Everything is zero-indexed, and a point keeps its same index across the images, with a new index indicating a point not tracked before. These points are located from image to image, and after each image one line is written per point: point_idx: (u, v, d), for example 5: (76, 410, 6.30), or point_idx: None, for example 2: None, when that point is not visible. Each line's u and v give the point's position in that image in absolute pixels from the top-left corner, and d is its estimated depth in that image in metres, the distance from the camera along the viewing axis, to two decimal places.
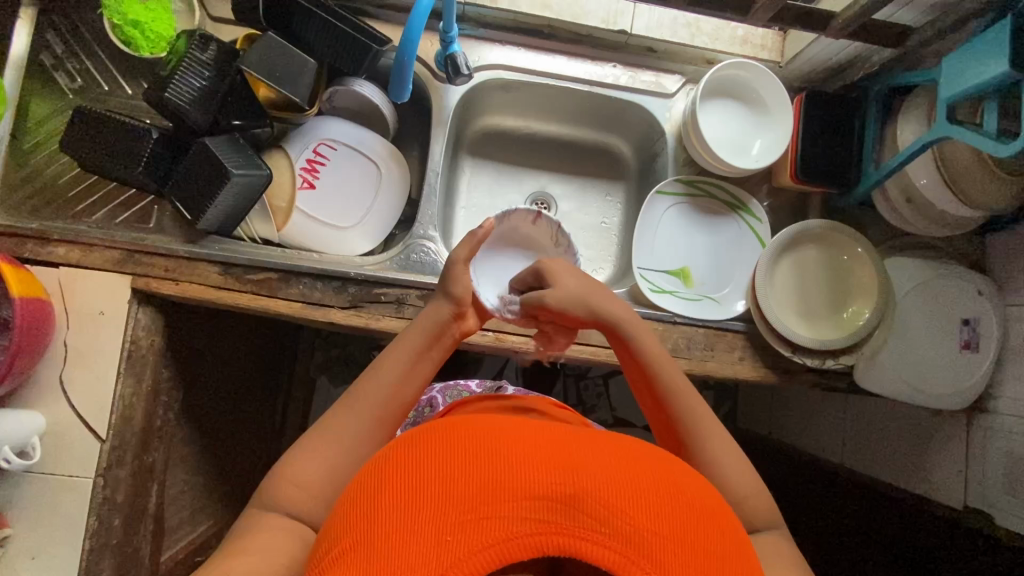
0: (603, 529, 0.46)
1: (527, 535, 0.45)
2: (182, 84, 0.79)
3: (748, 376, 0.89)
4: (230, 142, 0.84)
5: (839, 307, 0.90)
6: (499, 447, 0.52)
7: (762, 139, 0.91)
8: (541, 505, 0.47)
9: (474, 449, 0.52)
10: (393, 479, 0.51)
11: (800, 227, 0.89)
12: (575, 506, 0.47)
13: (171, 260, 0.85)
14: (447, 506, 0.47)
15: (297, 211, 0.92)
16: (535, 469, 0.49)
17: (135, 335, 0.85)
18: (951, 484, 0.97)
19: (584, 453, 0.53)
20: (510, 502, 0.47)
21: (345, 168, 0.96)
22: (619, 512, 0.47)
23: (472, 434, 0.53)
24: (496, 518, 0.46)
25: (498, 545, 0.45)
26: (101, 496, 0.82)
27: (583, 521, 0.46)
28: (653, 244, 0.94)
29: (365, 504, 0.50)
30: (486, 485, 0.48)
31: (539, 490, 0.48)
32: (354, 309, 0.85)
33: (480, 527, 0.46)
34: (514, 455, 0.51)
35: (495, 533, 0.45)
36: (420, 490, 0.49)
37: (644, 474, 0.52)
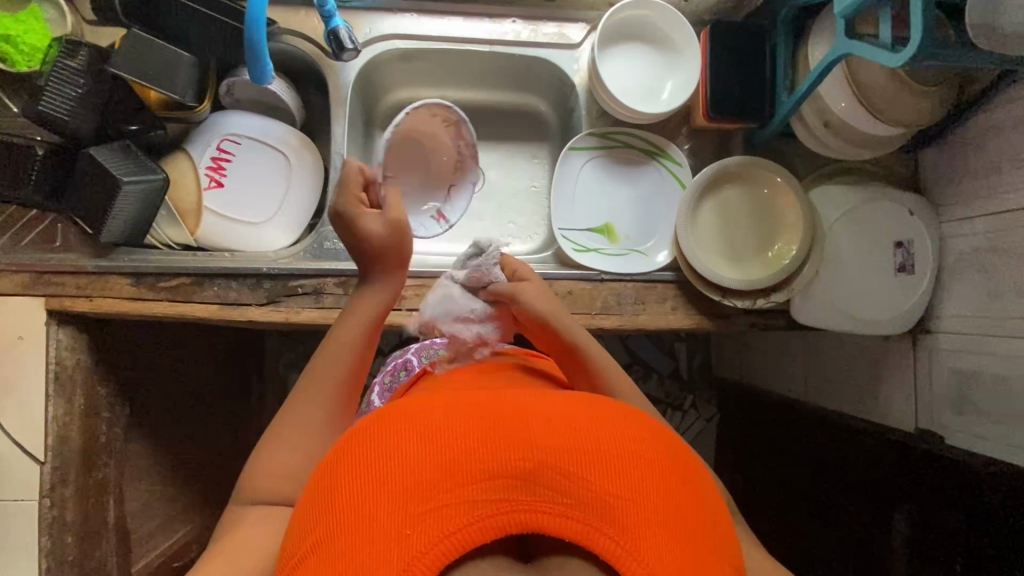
0: (564, 500, 0.46)
1: (489, 517, 0.45)
2: (57, 95, 0.77)
3: (682, 325, 0.87)
4: (121, 150, 0.82)
5: (764, 246, 0.88)
6: (453, 424, 0.49)
7: (672, 80, 0.88)
8: (500, 484, 0.46)
9: (427, 426, 0.49)
10: (346, 467, 0.48)
11: (716, 166, 0.86)
12: (535, 481, 0.46)
13: (81, 277, 0.84)
14: (402, 495, 0.45)
15: (207, 212, 0.90)
16: (492, 445, 0.48)
17: (58, 356, 0.84)
18: (903, 409, 0.96)
19: (544, 420, 0.51)
20: (468, 484, 0.46)
21: (252, 162, 0.94)
22: (580, 479, 0.47)
23: (424, 413, 0.50)
24: (456, 504, 0.45)
25: (460, 532, 0.44)
26: (50, 515, 0.83)
27: (546, 495, 0.46)
28: (574, 203, 0.91)
29: (318, 499, 0.48)
30: (441, 468, 0.46)
31: (497, 468, 0.47)
32: (272, 305, 0.85)
33: (440, 515, 0.44)
34: (468, 433, 0.49)
35: (456, 519, 0.44)
36: (375, 479, 0.46)
37: (608, 433, 0.51)
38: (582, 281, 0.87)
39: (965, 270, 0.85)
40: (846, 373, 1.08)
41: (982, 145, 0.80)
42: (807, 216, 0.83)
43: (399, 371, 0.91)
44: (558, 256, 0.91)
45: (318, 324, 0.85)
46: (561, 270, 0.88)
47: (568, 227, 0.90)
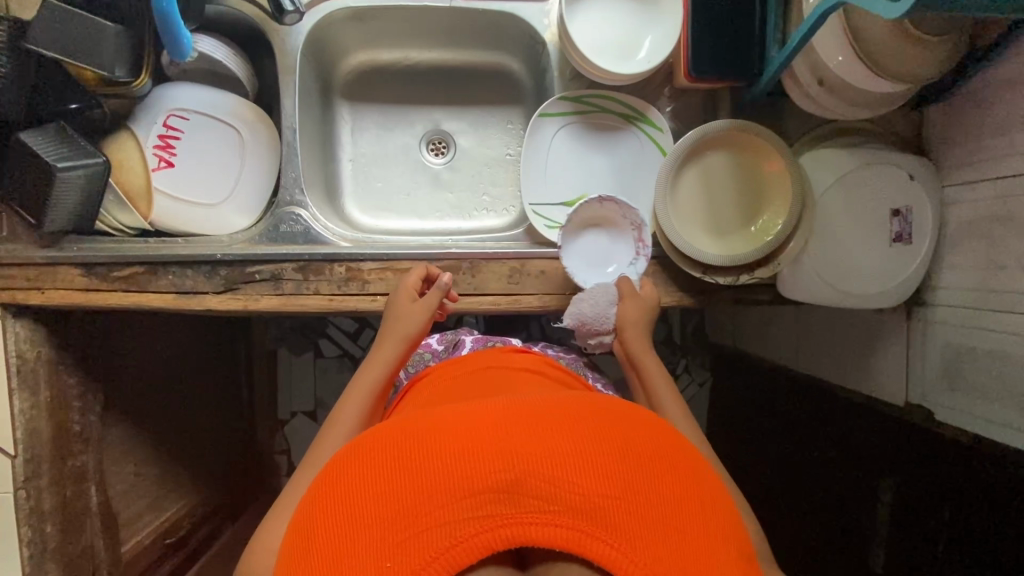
0: (551, 508, 0.43)
1: (474, 535, 0.42)
2: None
3: (660, 303, 0.83)
4: (58, 132, 0.77)
5: (749, 219, 0.82)
6: (430, 442, 0.47)
7: (651, 36, 0.79)
8: (483, 498, 0.43)
9: (404, 450, 0.47)
10: (326, 503, 0.46)
11: (700, 131, 0.79)
12: (519, 492, 0.43)
13: (31, 268, 0.80)
14: (381, 527, 0.43)
15: (158, 194, 0.85)
16: (470, 458, 0.45)
17: (17, 349, 0.83)
18: (892, 382, 0.93)
19: (526, 426, 0.48)
20: (448, 504, 0.43)
21: (203, 139, 0.88)
22: (567, 485, 0.44)
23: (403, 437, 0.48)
24: (437, 526, 0.42)
25: (445, 555, 0.41)
26: (27, 506, 0.85)
27: (532, 505, 0.43)
28: (547, 175, 0.85)
29: (301, 538, 0.46)
30: (419, 491, 0.44)
31: (477, 483, 0.44)
32: (230, 293, 0.81)
33: (421, 540, 0.42)
34: (445, 450, 0.46)
35: (439, 541, 0.42)
36: (354, 514, 0.44)
37: (594, 432, 0.47)
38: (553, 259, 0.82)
39: (967, 239, 0.78)
40: (838, 343, 1.04)
41: (992, 101, 0.72)
42: (797, 184, 0.76)
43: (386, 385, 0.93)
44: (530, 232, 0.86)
45: (279, 311, 0.81)
46: (532, 248, 0.84)
47: (539, 201, 0.84)
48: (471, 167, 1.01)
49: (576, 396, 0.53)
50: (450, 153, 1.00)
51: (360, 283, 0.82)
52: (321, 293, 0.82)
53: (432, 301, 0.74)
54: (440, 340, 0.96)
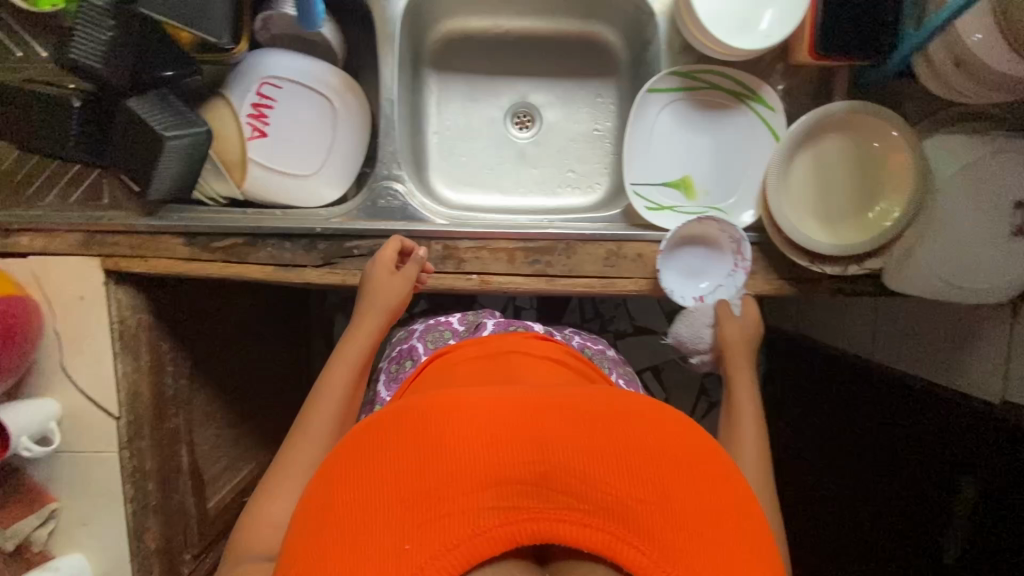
0: (580, 507, 0.42)
1: (498, 527, 0.40)
2: (86, 39, 0.69)
3: (760, 291, 0.81)
4: (161, 100, 0.76)
5: (864, 206, 0.78)
6: (458, 424, 0.45)
7: (775, 8, 0.75)
8: (510, 490, 0.42)
9: (430, 427, 0.45)
10: (345, 471, 0.44)
11: (822, 111, 0.75)
12: (548, 485, 0.42)
13: (134, 236, 0.81)
14: (403, 504, 0.40)
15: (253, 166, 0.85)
16: (500, 446, 0.43)
17: (121, 315, 0.84)
18: (988, 378, 0.90)
19: (556, 418, 0.46)
20: (473, 491, 0.41)
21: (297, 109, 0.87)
22: (598, 483, 0.42)
23: (425, 414, 0.46)
24: (460, 514, 0.40)
25: (467, 544, 0.39)
26: (130, 466, 0.87)
27: (560, 501, 0.42)
28: (648, 155, 0.82)
29: (316, 504, 0.44)
30: (444, 473, 0.42)
31: (505, 473, 0.42)
32: (328, 267, 0.81)
33: (443, 526, 0.39)
34: (473, 434, 0.44)
35: (463, 529, 0.40)
36: (375, 488, 0.42)
37: (625, 431, 0.46)
38: (653, 243, 0.81)
39: None
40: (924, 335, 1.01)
41: None
42: (917, 173, 0.74)
43: (405, 359, 0.90)
44: (627, 214, 0.84)
45: None
46: (632, 230, 0.82)
47: (639, 181, 0.82)
48: (556, 142, 0.97)
49: (604, 391, 0.51)
50: (535, 127, 0.97)
51: (456, 262, 0.82)
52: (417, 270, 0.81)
53: (411, 273, 0.76)
54: (462, 319, 0.95)
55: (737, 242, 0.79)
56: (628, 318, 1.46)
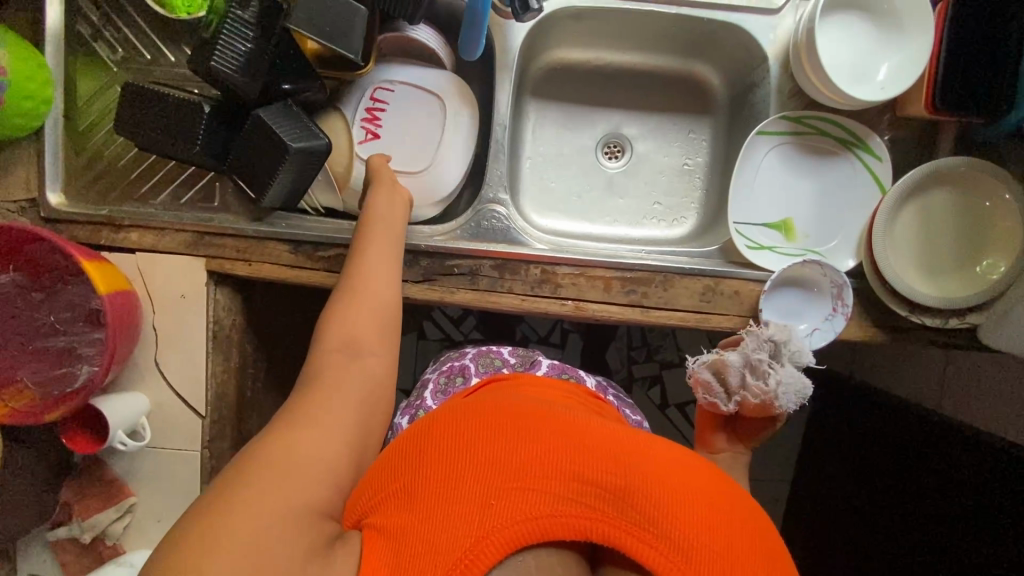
0: (651, 530, 0.49)
1: (566, 516, 0.50)
2: (227, 49, 0.72)
3: (855, 337, 0.81)
4: (284, 110, 0.78)
5: (970, 260, 0.79)
6: (554, 434, 0.55)
7: (892, 61, 0.76)
8: (589, 491, 0.51)
9: (534, 429, 0.55)
10: (455, 436, 0.55)
11: (936, 164, 0.76)
12: (616, 497, 0.51)
13: (240, 241, 0.83)
14: (500, 473, 0.52)
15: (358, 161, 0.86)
16: (586, 458, 0.53)
17: (217, 316, 0.85)
18: None
19: (633, 452, 0.55)
20: (559, 481, 0.51)
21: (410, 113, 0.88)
22: (656, 509, 0.50)
23: (532, 417, 0.57)
24: (541, 495, 0.51)
25: (540, 520, 0.49)
26: (209, 466, 0.87)
27: (629, 515, 0.50)
28: (750, 194, 0.84)
29: (425, 450, 0.55)
30: (537, 464, 0.52)
31: (585, 476, 0.52)
32: (427, 283, 0.82)
33: (527, 500, 0.50)
34: (565, 445, 0.54)
35: (541, 507, 0.50)
36: (480, 456, 0.53)
37: (692, 485, 0.54)
38: (751, 282, 0.81)
39: None
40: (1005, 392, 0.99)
41: None
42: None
43: (456, 377, 0.85)
44: (724, 251, 0.85)
45: (473, 306, 0.82)
46: (731, 268, 0.82)
47: (741, 219, 0.83)
48: (645, 174, 0.97)
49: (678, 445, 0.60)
50: (625, 158, 0.98)
51: (552, 287, 0.82)
52: (513, 293, 0.82)
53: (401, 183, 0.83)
54: (514, 352, 0.90)
55: (839, 288, 0.79)
56: (675, 348, 1.39)
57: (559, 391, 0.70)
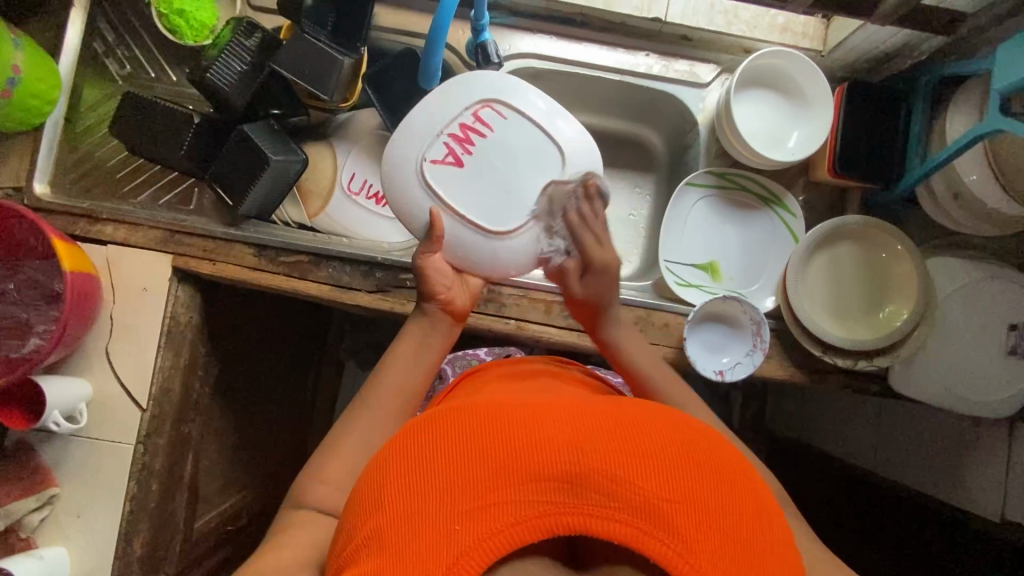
0: (613, 503, 0.42)
1: (535, 519, 0.42)
2: (223, 68, 0.83)
3: (775, 374, 0.86)
4: (267, 128, 0.87)
5: (874, 306, 0.88)
6: (499, 424, 0.46)
7: (800, 131, 0.89)
8: (547, 485, 0.43)
9: (474, 431, 0.46)
10: (393, 468, 0.46)
11: (835, 222, 0.85)
12: (581, 485, 0.42)
13: (209, 241, 0.88)
14: (451, 495, 0.42)
15: (413, 181, 0.65)
16: (538, 446, 0.44)
17: (174, 312, 0.88)
18: (987, 496, 0.92)
19: (591, 427, 0.46)
20: (513, 484, 0.43)
21: (506, 149, 0.64)
22: (628, 484, 0.42)
23: (472, 413, 0.48)
24: (501, 503, 0.42)
25: (508, 531, 0.41)
26: (140, 462, 0.86)
27: (594, 498, 0.42)
28: (682, 238, 0.93)
29: (367, 494, 0.46)
30: (488, 469, 0.43)
31: (541, 469, 0.43)
32: (380, 293, 0.88)
33: (488, 514, 0.41)
34: (512, 435, 0.45)
35: (505, 515, 0.41)
36: (425, 482, 0.43)
37: (656, 439, 0.46)
38: (680, 314, 0.87)
39: None
40: (925, 450, 1.02)
41: None
42: (921, 284, 0.82)
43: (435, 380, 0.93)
44: (657, 286, 0.92)
45: None
46: (662, 301, 0.89)
47: (672, 258, 0.92)
48: None
49: (639, 406, 0.52)
50: None
51: (497, 305, 0.88)
52: None
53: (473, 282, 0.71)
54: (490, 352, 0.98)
55: (757, 324, 0.86)
56: None
57: (531, 368, 0.76)
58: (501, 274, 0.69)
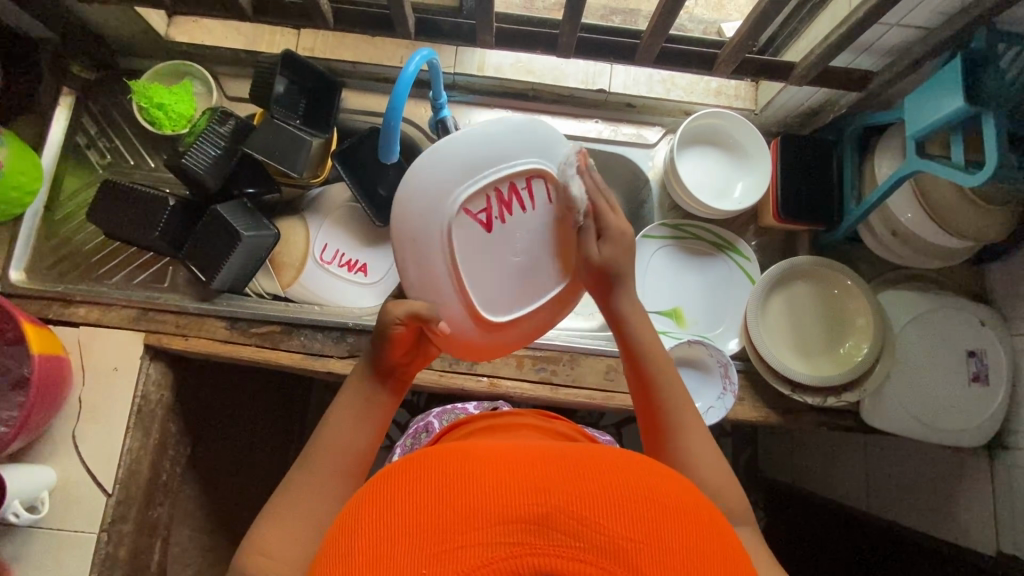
0: (577, 543, 0.36)
1: (500, 564, 0.35)
2: (199, 153, 0.87)
3: (750, 417, 0.87)
4: (240, 207, 0.90)
5: (835, 342, 0.90)
6: (471, 464, 0.41)
7: (743, 181, 0.94)
8: (512, 527, 0.37)
9: (442, 471, 0.41)
10: (360, 515, 0.40)
11: (789, 264, 0.90)
12: (549, 524, 0.36)
13: (182, 316, 0.90)
14: (415, 539, 0.37)
15: (433, 244, 0.57)
16: (504, 484, 0.39)
17: (145, 390, 0.88)
18: (981, 529, 0.90)
19: (562, 466, 0.41)
20: (479, 527, 0.37)
21: (536, 232, 0.60)
22: (596, 523, 0.37)
23: (446, 452, 0.43)
24: (467, 547, 0.36)
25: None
26: (104, 551, 0.82)
27: (561, 540, 0.36)
28: (644, 287, 0.96)
29: (331, 549, 0.40)
30: (456, 512, 0.38)
31: (509, 508, 0.37)
32: (352, 358, 0.89)
33: (450, 560, 0.36)
34: (482, 476, 0.40)
35: (469, 559, 0.36)
36: (391, 528, 0.38)
37: (626, 476, 0.41)
38: None
39: None
40: (912, 487, 1.01)
41: None
42: (877, 318, 0.86)
43: (421, 435, 0.89)
44: None
45: None
46: None
47: None
48: None
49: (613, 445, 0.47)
50: None
51: (470, 364, 0.89)
52: (432, 368, 0.88)
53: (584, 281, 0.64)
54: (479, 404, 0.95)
55: (725, 366, 0.87)
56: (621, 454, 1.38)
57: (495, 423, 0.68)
58: (488, 353, 0.64)
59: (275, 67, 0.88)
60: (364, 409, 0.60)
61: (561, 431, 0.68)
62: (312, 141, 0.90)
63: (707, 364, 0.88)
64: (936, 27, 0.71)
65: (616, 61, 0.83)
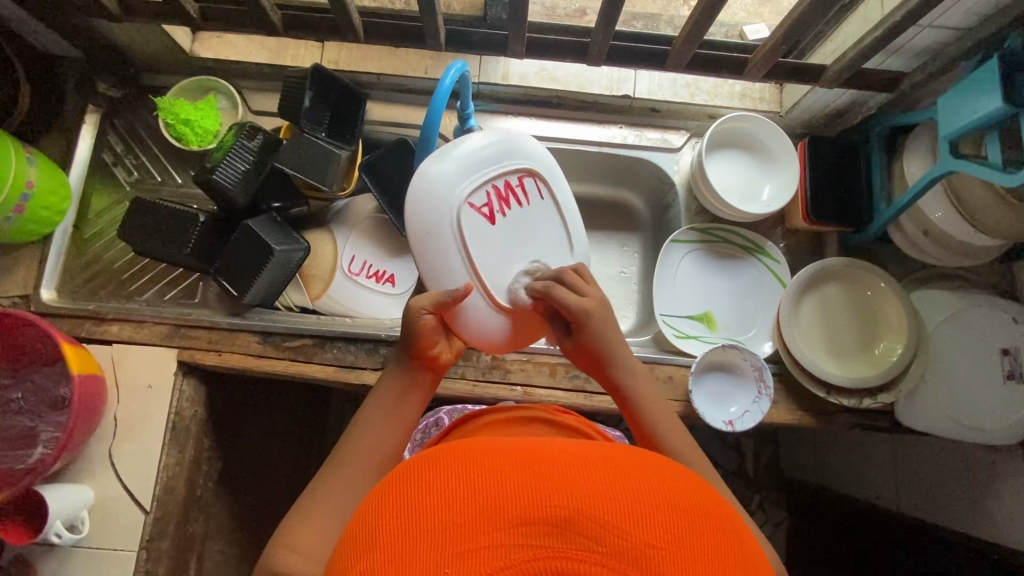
0: (600, 548, 0.34)
1: (523, 566, 0.34)
2: (228, 168, 0.87)
3: (784, 420, 0.87)
4: (270, 222, 0.90)
5: (869, 343, 0.90)
6: (497, 464, 0.40)
7: (771, 184, 0.94)
8: (535, 528, 0.35)
9: (467, 471, 0.39)
10: (382, 514, 0.39)
11: (819, 265, 0.90)
12: (573, 529, 0.35)
13: (215, 332, 0.90)
14: (440, 535, 0.36)
15: (447, 234, 0.68)
16: (527, 486, 0.37)
17: (179, 406, 0.88)
18: (1017, 526, 0.89)
19: (582, 467, 0.40)
20: (503, 527, 0.36)
21: (536, 219, 0.74)
22: (619, 527, 0.35)
23: (468, 452, 0.42)
24: (491, 546, 0.35)
25: None
26: (144, 569, 0.82)
27: (584, 544, 0.35)
28: (673, 291, 0.96)
29: (352, 544, 0.39)
30: (483, 510, 0.36)
31: (533, 510, 0.36)
32: (386, 370, 0.89)
33: (475, 558, 0.34)
34: (506, 477, 0.38)
35: (493, 559, 0.34)
36: (416, 523, 0.37)
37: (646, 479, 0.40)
38: (682, 366, 0.89)
39: None
40: (945, 485, 1.01)
41: None
42: (911, 319, 0.86)
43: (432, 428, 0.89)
44: (656, 340, 0.95)
45: None
46: (663, 355, 0.91)
47: (668, 313, 0.95)
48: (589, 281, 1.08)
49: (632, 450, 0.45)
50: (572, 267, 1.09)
51: (503, 373, 0.89)
52: (465, 378, 0.89)
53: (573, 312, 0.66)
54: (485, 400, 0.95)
55: (759, 370, 0.87)
56: None
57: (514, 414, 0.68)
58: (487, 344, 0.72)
59: (304, 82, 0.88)
60: (404, 390, 0.65)
61: (576, 426, 0.67)
62: (342, 155, 0.90)
63: (741, 368, 0.88)
64: (969, 28, 0.72)
65: (645, 68, 0.83)
